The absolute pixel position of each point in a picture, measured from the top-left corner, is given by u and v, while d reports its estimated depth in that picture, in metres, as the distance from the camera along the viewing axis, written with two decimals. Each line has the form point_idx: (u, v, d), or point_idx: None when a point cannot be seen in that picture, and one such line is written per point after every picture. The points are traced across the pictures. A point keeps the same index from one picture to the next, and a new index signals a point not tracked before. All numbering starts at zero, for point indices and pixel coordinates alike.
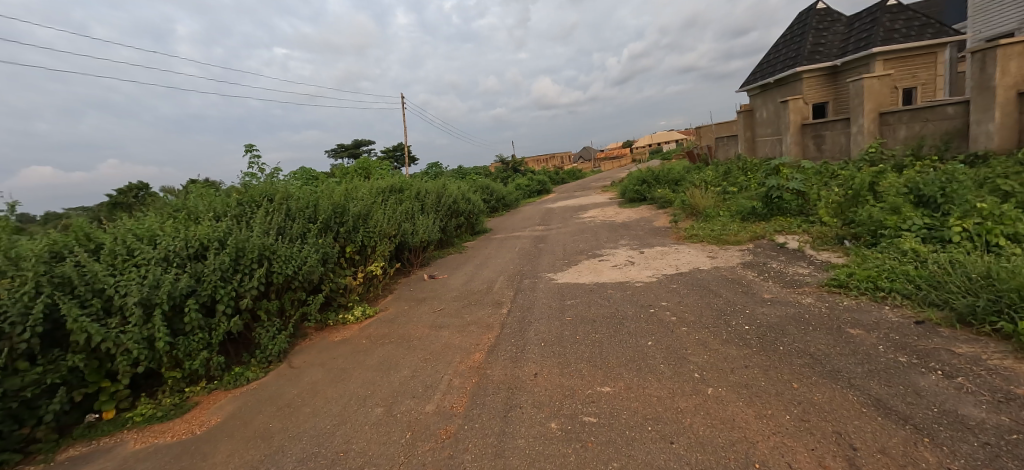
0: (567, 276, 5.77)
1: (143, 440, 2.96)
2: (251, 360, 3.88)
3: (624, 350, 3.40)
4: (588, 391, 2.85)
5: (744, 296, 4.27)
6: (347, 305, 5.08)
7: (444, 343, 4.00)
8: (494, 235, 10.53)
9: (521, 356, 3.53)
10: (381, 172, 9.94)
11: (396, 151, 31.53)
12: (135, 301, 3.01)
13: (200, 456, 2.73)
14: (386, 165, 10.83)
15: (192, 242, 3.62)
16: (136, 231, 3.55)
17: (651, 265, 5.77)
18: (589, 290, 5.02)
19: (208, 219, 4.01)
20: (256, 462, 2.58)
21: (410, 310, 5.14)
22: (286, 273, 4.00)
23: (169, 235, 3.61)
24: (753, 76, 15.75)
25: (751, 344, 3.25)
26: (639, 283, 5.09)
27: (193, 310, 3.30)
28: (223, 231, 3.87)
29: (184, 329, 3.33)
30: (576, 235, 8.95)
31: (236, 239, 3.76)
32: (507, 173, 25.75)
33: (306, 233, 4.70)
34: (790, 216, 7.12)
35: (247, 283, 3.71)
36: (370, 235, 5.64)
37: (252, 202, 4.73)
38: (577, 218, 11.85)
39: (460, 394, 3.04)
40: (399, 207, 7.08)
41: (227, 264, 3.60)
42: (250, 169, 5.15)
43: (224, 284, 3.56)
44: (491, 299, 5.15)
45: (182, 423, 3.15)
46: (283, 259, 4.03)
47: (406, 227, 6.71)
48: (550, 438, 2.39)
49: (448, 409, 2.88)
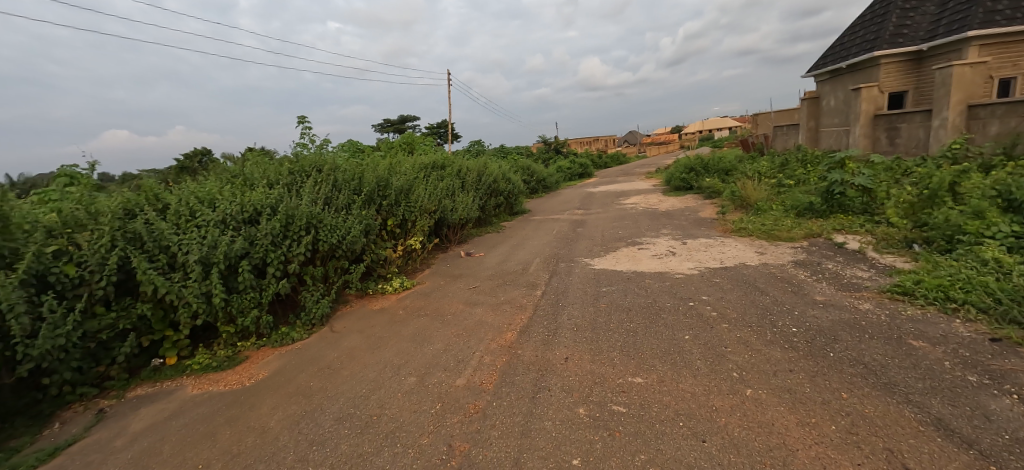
0: (604, 262, 5.66)
1: (200, 386, 3.23)
2: (297, 321, 4.10)
3: (659, 342, 3.31)
4: (619, 380, 2.81)
5: (793, 297, 4.03)
6: (387, 276, 5.24)
7: (477, 320, 4.07)
8: (532, 216, 10.48)
9: (552, 339, 3.51)
10: (425, 148, 10.10)
11: (440, 128, 31.96)
12: (196, 259, 3.25)
13: (249, 405, 2.95)
14: (430, 140, 10.95)
15: (247, 207, 3.82)
16: (198, 194, 3.79)
17: (693, 258, 5.54)
18: (627, 279, 4.90)
19: (261, 186, 4.21)
20: (296, 417, 2.76)
21: (446, 286, 5.23)
22: (331, 241, 4.16)
23: (227, 199, 3.83)
24: (822, 60, 14.49)
25: (797, 347, 3.07)
26: (679, 275, 4.90)
27: (246, 271, 3.50)
28: (275, 198, 4.06)
29: (238, 287, 3.55)
30: (615, 221, 8.74)
31: (287, 206, 3.94)
32: (549, 155, 25.48)
33: (351, 204, 4.85)
34: (851, 214, 6.59)
35: (295, 249, 3.89)
36: (411, 209, 5.75)
37: (303, 172, 4.92)
38: (619, 204, 11.57)
39: (490, 371, 3.08)
40: (440, 183, 7.17)
41: (278, 229, 3.78)
42: (302, 139, 5.37)
43: (274, 248, 3.75)
44: (525, 281, 5.15)
45: (234, 373, 3.40)
46: (328, 228, 4.20)
47: (446, 203, 6.79)
48: (577, 423, 2.39)
49: (478, 384, 2.93)
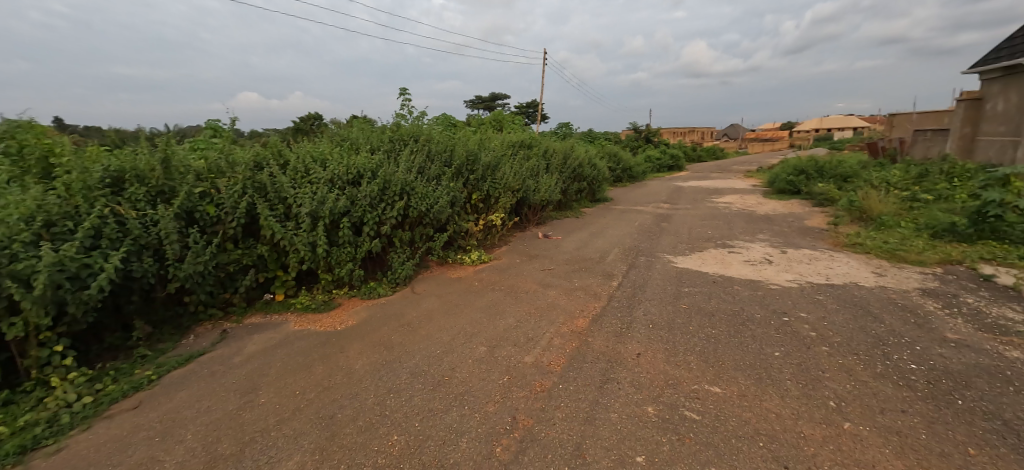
0: (688, 261, 5.34)
1: (301, 323, 3.67)
2: (384, 278, 4.44)
3: (744, 353, 3.07)
4: (694, 386, 2.66)
5: (916, 329, 3.47)
6: (466, 248, 5.45)
7: (549, 302, 4.09)
8: (614, 205, 10.18)
9: (625, 332, 3.42)
10: (513, 127, 10.20)
11: (529, 108, 32.07)
12: (307, 212, 3.64)
13: (339, 348, 3.28)
14: (519, 119, 11.03)
15: (351, 169, 4.17)
16: (313, 154, 4.22)
17: (793, 269, 5.00)
18: (712, 282, 4.58)
19: (365, 151, 4.56)
20: (377, 365, 3.02)
21: (522, 265, 5.30)
22: (420, 209, 4.41)
23: (335, 160, 4.21)
24: (995, 54, 11.92)
25: (915, 386, 2.66)
26: (774, 286, 4.46)
27: (346, 228, 3.85)
28: (376, 163, 4.37)
29: (338, 241, 3.93)
30: (705, 219, 8.17)
31: (385, 172, 4.23)
32: (637, 143, 24.37)
33: (441, 175, 5.08)
34: (1009, 243, 5.45)
35: (389, 212, 4.19)
36: (495, 186, 5.87)
37: (401, 141, 5.23)
38: (710, 202, 10.77)
39: (559, 354, 3.09)
40: (525, 163, 7.21)
41: (376, 193, 4.09)
42: (402, 109, 5.68)
43: (371, 209, 4.07)
44: (601, 270, 5.04)
45: (328, 317, 3.80)
46: (419, 196, 4.44)
47: (529, 183, 6.83)
48: (644, 421, 2.31)
49: (545, 364, 2.96)
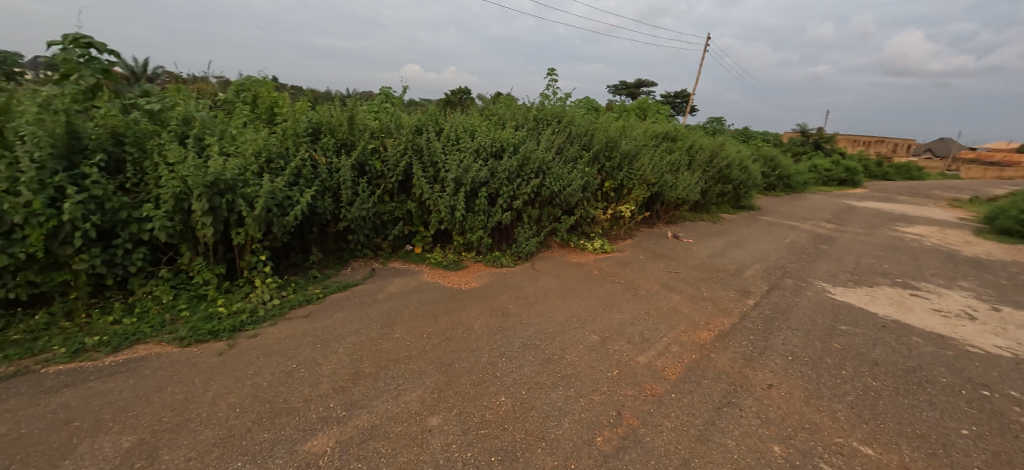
0: (850, 296, 4.51)
1: (432, 276, 4.10)
2: (507, 250, 4.67)
3: (917, 420, 2.50)
4: (837, 438, 2.28)
5: None
6: (589, 235, 5.40)
7: (671, 307, 3.86)
8: (761, 216, 9.00)
9: (757, 358, 3.06)
10: (659, 117, 9.62)
11: (675, 97, 29.87)
12: (452, 177, 3.99)
13: (461, 305, 3.60)
14: (666, 109, 10.35)
15: (496, 143, 4.43)
16: (464, 125, 4.58)
17: (1009, 334, 3.85)
18: (880, 326, 3.81)
19: (510, 127, 4.79)
20: (494, 330, 3.23)
21: (646, 263, 5.04)
22: (552, 190, 4.49)
23: (483, 133, 4.51)
24: None
25: None
26: (974, 349, 3.52)
27: (483, 197, 4.13)
28: (519, 140, 4.56)
29: (474, 209, 4.24)
30: (881, 250, 6.74)
31: (526, 149, 4.39)
32: (800, 149, 21.00)
33: (577, 159, 5.07)
34: None
35: (523, 188, 4.36)
36: (631, 177, 5.65)
37: (544, 120, 5.35)
38: (893, 230, 8.82)
39: (675, 362, 2.92)
40: (666, 157, 6.78)
41: (514, 168, 4.28)
42: (549, 89, 5.77)
43: (507, 183, 4.28)
44: (735, 284, 4.56)
45: (455, 276, 4.17)
46: (554, 176, 4.52)
47: (667, 179, 6.42)
48: (768, 458, 2.07)
49: (659, 369, 2.82)
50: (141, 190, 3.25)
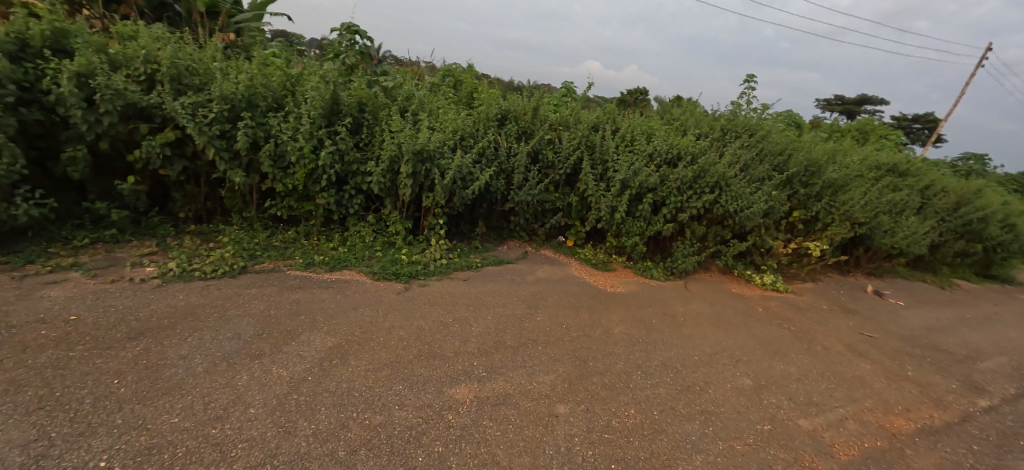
0: None
1: (579, 271, 4.25)
2: (660, 263, 4.50)
3: None
4: None
5: None
6: (760, 267, 4.78)
7: (855, 375, 3.19)
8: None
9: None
10: (885, 143, 7.82)
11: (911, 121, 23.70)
12: (620, 178, 4.04)
13: (603, 308, 3.66)
14: (897, 135, 8.34)
15: (673, 150, 4.29)
16: (643, 127, 4.56)
17: None
18: None
19: (691, 135, 4.57)
20: (633, 342, 3.20)
21: (829, 317, 4.24)
22: (728, 209, 4.14)
23: (661, 137, 4.42)
24: None
25: None
26: None
27: (648, 203, 4.07)
28: (700, 149, 4.33)
29: (635, 213, 4.21)
30: None
31: (706, 161, 4.15)
32: None
33: (764, 180, 4.55)
34: None
35: (693, 201, 4.14)
36: (831, 210, 4.78)
37: (732, 132, 4.94)
38: None
39: (852, 442, 2.41)
40: (885, 194, 5.52)
41: (688, 178, 4.10)
42: (743, 98, 5.25)
43: (677, 193, 4.13)
44: (958, 373, 3.52)
45: (602, 277, 4.22)
46: (733, 195, 4.16)
47: (880, 220, 5.25)
48: None
49: (827, 442, 2.37)
50: (369, 150, 4.01)
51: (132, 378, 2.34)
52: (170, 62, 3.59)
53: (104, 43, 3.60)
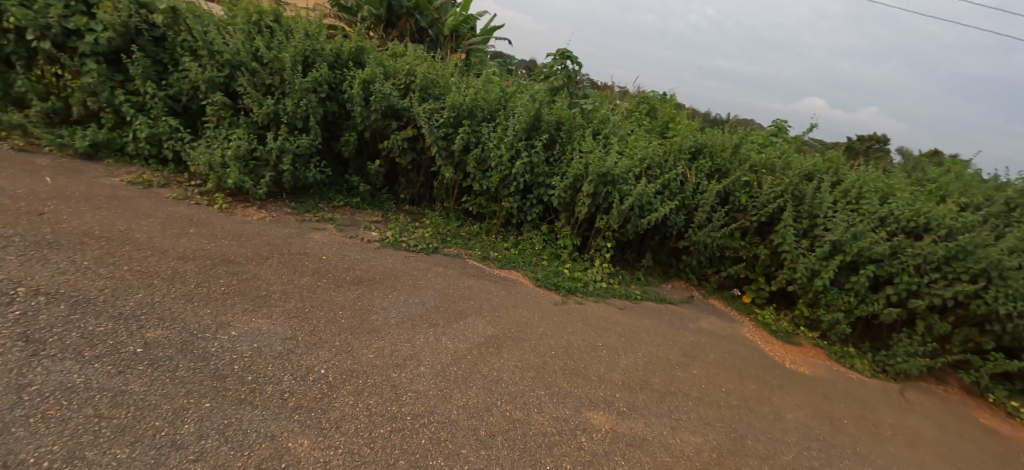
0: None
1: (753, 334, 3.94)
2: (868, 353, 3.78)
3: None
4: None
5: None
6: None
7: None
8: None
9: None
10: None
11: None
12: (831, 240, 3.63)
13: (776, 386, 3.21)
14: None
15: (919, 218, 3.60)
16: (878, 184, 3.96)
17: None
18: None
19: (949, 203, 3.76)
20: (811, 435, 2.71)
21: None
22: (993, 307, 3.28)
23: (902, 199, 3.76)
24: None
25: None
26: None
27: (865, 276, 3.54)
28: (962, 224, 3.53)
29: (845, 285, 3.70)
30: None
31: (971, 241, 3.37)
32: None
33: None
34: None
35: (938, 287, 3.42)
36: None
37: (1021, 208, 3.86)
38: None
39: None
40: None
41: (937, 257, 3.40)
42: None
43: (915, 272, 3.49)
44: None
45: (781, 349, 3.78)
46: (1007, 291, 3.26)
47: None
48: None
49: None
50: (557, 166, 4.31)
51: (347, 325, 3.06)
52: (422, 76, 4.55)
53: (384, 59, 4.75)
